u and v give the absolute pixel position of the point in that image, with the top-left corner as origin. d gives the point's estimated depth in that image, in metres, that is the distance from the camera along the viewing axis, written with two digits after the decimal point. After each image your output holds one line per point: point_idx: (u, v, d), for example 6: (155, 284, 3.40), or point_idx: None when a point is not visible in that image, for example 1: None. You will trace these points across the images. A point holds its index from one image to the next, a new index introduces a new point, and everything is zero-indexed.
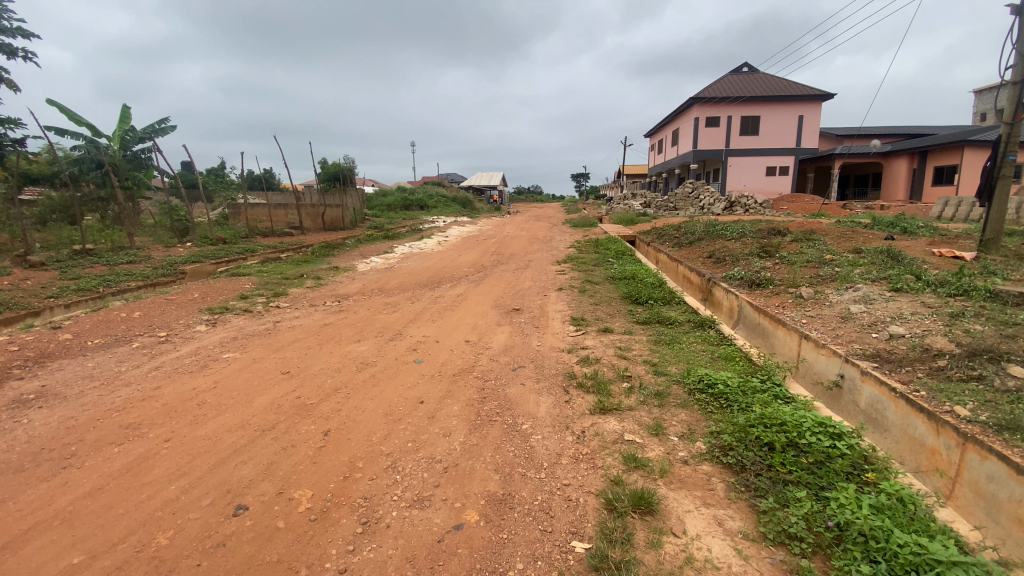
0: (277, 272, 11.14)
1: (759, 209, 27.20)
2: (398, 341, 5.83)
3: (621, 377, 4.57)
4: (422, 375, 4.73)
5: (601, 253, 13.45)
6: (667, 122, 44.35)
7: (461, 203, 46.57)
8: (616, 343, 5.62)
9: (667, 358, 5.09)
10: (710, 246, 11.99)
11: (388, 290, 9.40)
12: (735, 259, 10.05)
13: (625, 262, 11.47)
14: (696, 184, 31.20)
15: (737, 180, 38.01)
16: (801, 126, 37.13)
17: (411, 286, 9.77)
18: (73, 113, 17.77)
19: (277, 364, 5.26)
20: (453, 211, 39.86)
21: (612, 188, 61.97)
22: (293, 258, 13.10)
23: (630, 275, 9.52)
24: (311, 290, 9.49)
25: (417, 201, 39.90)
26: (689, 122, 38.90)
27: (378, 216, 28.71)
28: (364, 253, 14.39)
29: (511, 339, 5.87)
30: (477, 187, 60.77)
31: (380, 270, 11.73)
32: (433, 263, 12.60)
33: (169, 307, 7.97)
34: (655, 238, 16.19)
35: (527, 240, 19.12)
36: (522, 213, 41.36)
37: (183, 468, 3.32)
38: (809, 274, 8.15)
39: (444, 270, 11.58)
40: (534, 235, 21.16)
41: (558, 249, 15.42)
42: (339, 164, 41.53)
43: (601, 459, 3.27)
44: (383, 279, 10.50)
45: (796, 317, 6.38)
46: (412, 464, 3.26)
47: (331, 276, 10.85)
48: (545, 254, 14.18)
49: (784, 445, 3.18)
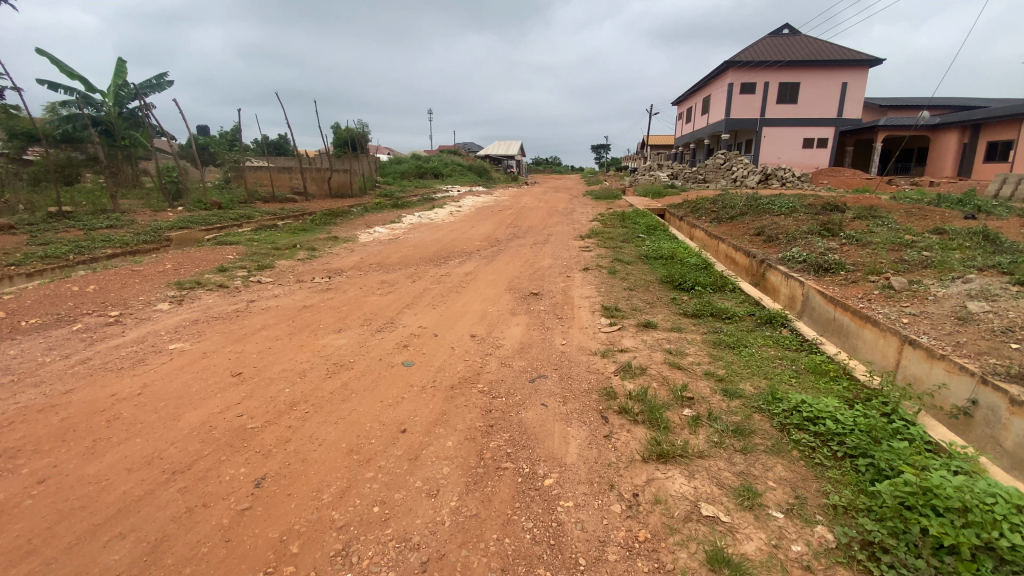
0: (269, 241, 10.01)
1: (797, 183, 25.31)
2: (387, 333, 4.63)
3: (680, 400, 3.33)
4: (409, 384, 3.54)
5: (630, 227, 12.07)
6: (697, 89, 41.77)
7: (478, 172, 44.92)
8: (666, 346, 4.35)
9: (736, 372, 3.83)
10: (757, 224, 10.53)
11: (388, 265, 8.20)
12: (791, 238, 8.62)
13: (659, 238, 10.09)
14: (728, 155, 29.23)
15: (772, 153, 35.73)
16: (843, 95, 34.56)
17: (415, 260, 8.56)
18: (65, 66, 16.71)
19: (229, 362, 4.10)
20: (468, 180, 38.32)
21: (635, 160, 59.52)
22: (290, 226, 11.95)
23: (668, 255, 8.18)
24: (301, 263, 8.34)
25: (432, 168, 38.48)
26: (722, 89, 36.46)
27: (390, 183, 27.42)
28: (369, 222, 13.21)
29: (528, 334, 4.64)
30: (494, 156, 58.82)
31: (383, 241, 10.52)
32: (443, 235, 11.34)
33: (133, 279, 6.87)
34: (688, 212, 14.70)
35: (546, 212, 17.72)
36: (541, 184, 39.69)
37: (34, 542, 2.21)
38: (890, 258, 6.73)
39: (454, 243, 10.33)
40: (553, 207, 19.77)
41: (580, 223, 14.02)
42: (351, 130, 40.00)
43: (671, 557, 2.07)
44: (385, 252, 9.30)
45: (891, 315, 5.04)
46: (374, 551, 2.10)
47: (327, 247, 9.69)
48: (566, 228, 12.85)
49: (977, 552, 1.95)
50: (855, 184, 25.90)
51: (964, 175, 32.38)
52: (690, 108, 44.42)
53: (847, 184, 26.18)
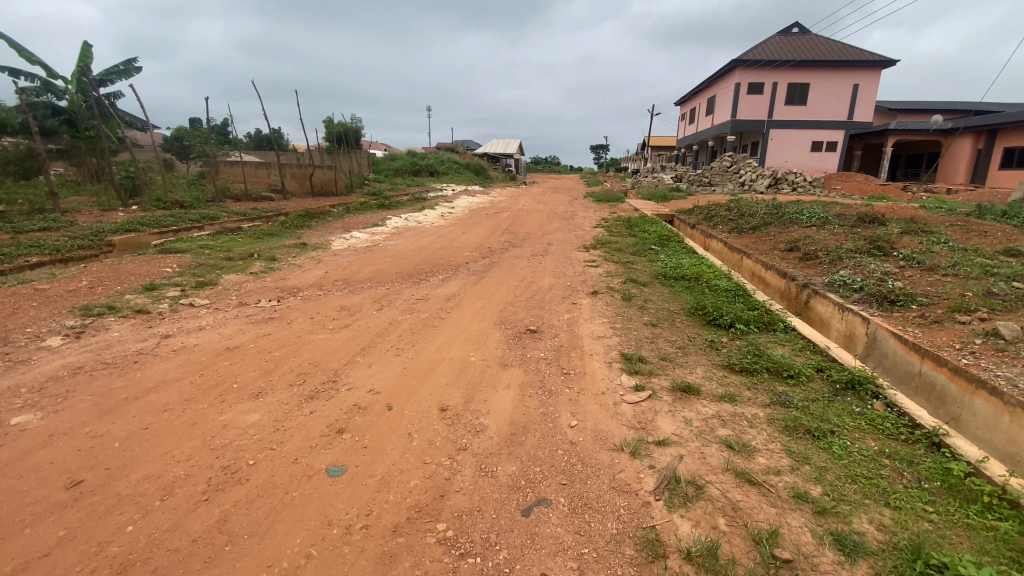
0: (224, 248, 8.64)
1: (809, 188, 24.13)
2: (322, 404, 3.26)
3: (774, 569, 2.01)
4: (328, 523, 2.18)
5: (639, 237, 10.76)
6: (702, 89, 40.47)
7: (474, 170, 43.49)
8: (721, 436, 3.00)
9: (841, 495, 2.51)
10: (786, 237, 9.22)
11: (357, 282, 6.85)
12: (835, 257, 7.32)
13: (675, 252, 8.77)
14: (735, 158, 27.95)
15: (779, 156, 34.47)
16: (854, 97, 33.36)
17: (391, 276, 7.20)
18: (21, 49, 15.27)
19: (76, 457, 2.74)
20: (464, 179, 36.93)
21: (635, 161, 58.27)
22: (256, 230, 10.56)
23: (692, 276, 6.84)
24: (252, 277, 6.97)
25: (427, 166, 37.10)
26: (729, 89, 35.14)
27: (380, 181, 26.00)
28: (348, 225, 11.85)
29: (523, 405, 3.30)
30: (492, 155, 57.35)
31: (359, 250, 9.14)
32: (428, 242, 9.97)
33: (30, 301, 5.48)
34: (701, 219, 13.41)
35: (544, 215, 16.38)
36: (540, 184, 38.33)
37: None
38: (974, 290, 5.43)
39: (440, 252, 8.99)
40: (553, 210, 18.41)
41: (583, 230, 12.70)
42: (344, 125, 38.56)
43: None
44: (357, 263, 7.93)
45: (1014, 379, 3.72)
46: None
47: (291, 257, 8.32)
48: (568, 235, 11.52)
49: None
50: (869, 190, 24.69)
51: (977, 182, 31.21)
52: (694, 108, 43.09)
53: (861, 189, 24.95)
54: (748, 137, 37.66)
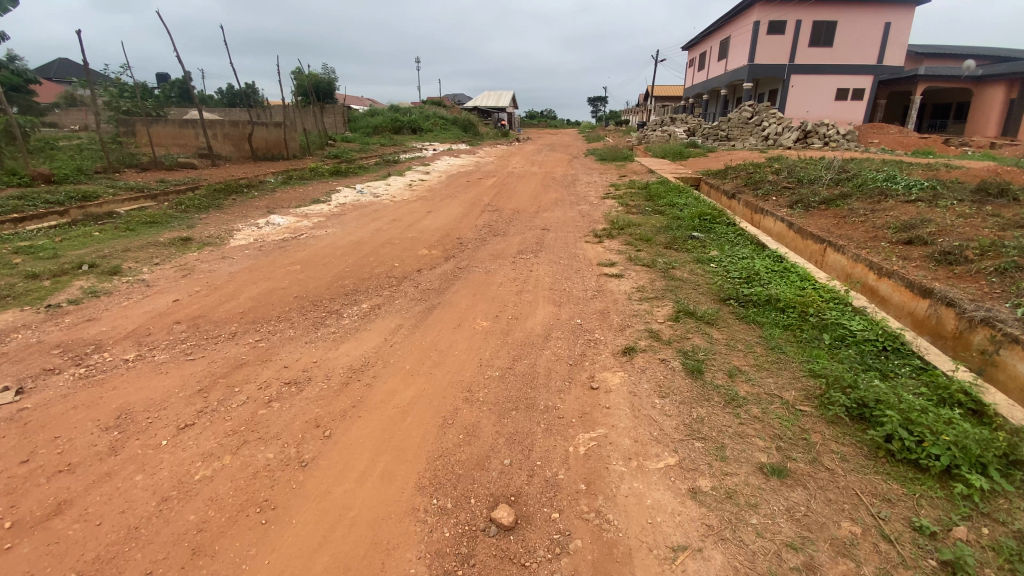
0: (52, 249, 5.72)
1: (842, 142, 20.99)
2: None
3: None
4: None
5: (668, 215, 7.86)
6: (715, 31, 36.37)
7: (463, 127, 39.67)
8: None
9: None
10: (888, 222, 6.36)
11: (218, 322, 4.02)
12: (1010, 266, 4.49)
13: (732, 247, 5.94)
14: (755, 108, 24.56)
15: (800, 105, 30.91)
16: (887, 36, 29.57)
17: (285, 304, 4.37)
18: None
19: None
20: (451, 136, 33.36)
21: (637, 113, 54.15)
22: (136, 214, 7.59)
23: (788, 306, 4.04)
24: (40, 315, 4.10)
25: (408, 122, 33.46)
26: (745, 29, 31.20)
27: (351, 140, 22.65)
28: (278, 203, 8.90)
29: None
30: (483, 109, 53.08)
31: (267, 246, 6.26)
32: (374, 228, 7.07)
33: None
34: (740, 187, 10.48)
35: (539, 182, 13.37)
36: (536, 142, 34.85)
37: None
38: None
39: (386, 248, 6.13)
40: (549, 174, 15.35)
41: (589, 204, 9.79)
42: (316, 76, 34.66)
43: None
44: (244, 275, 5.08)
45: None
46: None
47: (149, 265, 5.42)
48: (571, 214, 8.63)
49: None
50: (910, 144, 21.50)
51: (1013, 134, 27.99)
52: (705, 53, 38.98)
53: (900, 143, 21.74)
54: (765, 84, 33.97)
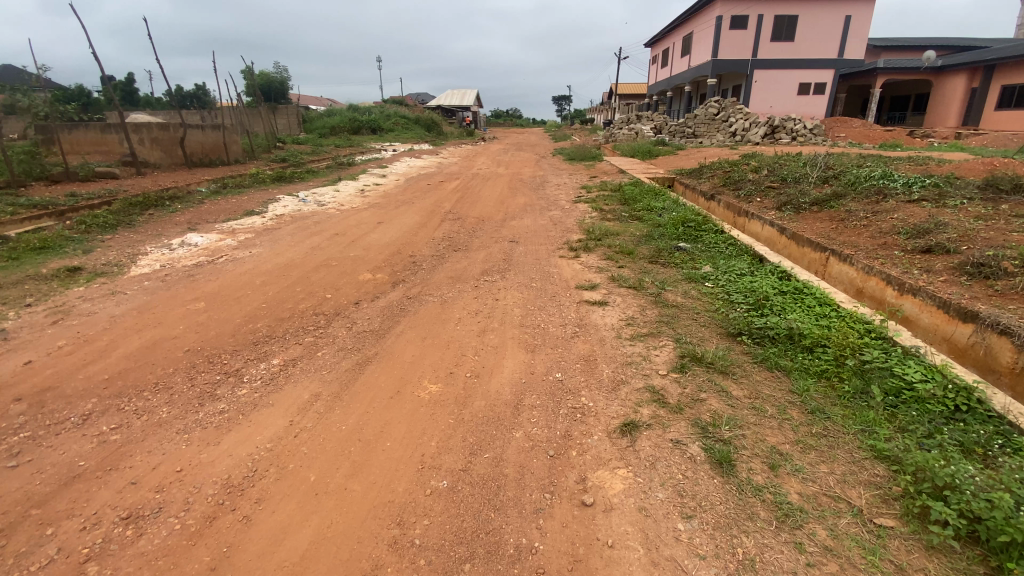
0: None
1: (809, 137, 20.81)
2: None
3: None
4: None
5: (648, 222, 7.07)
6: (678, 26, 36.15)
7: (426, 126, 38.38)
8: None
9: None
10: (896, 226, 5.67)
11: (69, 398, 2.94)
12: None
13: (727, 261, 5.16)
14: (721, 103, 24.23)
15: (764, 100, 30.93)
16: (846, 31, 29.84)
17: (173, 363, 3.32)
18: None
19: None
20: (413, 136, 32.09)
21: (602, 110, 53.90)
22: (21, 235, 6.31)
23: (817, 346, 3.23)
24: None
25: (368, 123, 32.04)
26: (708, 24, 30.96)
27: (303, 142, 21.19)
28: (204, 217, 7.71)
29: None
30: (446, 108, 51.76)
31: (175, 275, 5.14)
32: (311, 247, 6.00)
33: None
34: (718, 186, 9.80)
35: (505, 184, 12.44)
36: (501, 141, 33.93)
37: None
38: None
39: (321, 272, 5.08)
40: (516, 175, 14.43)
41: (559, 209, 8.92)
42: (268, 75, 32.87)
43: None
44: (130, 320, 3.98)
45: None
46: None
47: (10, 308, 4.26)
48: (540, 222, 7.74)
49: None
50: (876, 137, 21.43)
51: (972, 124, 28.44)
52: (668, 49, 38.78)
53: (866, 136, 21.66)
54: (728, 80, 33.93)
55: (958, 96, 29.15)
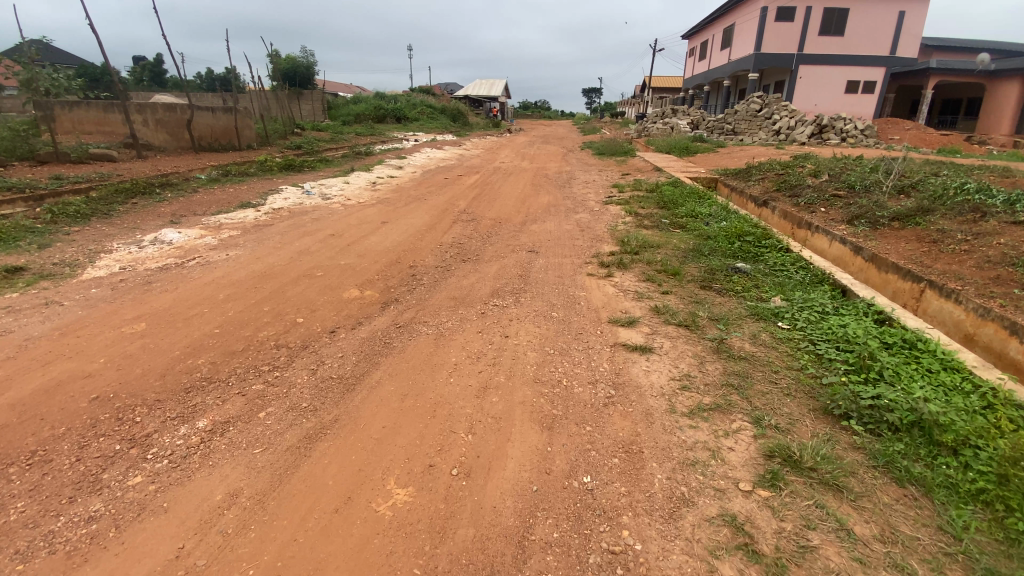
0: None
1: (860, 139, 19.25)
2: None
3: None
4: None
5: (692, 233, 6.03)
6: (718, 18, 34.42)
7: (452, 115, 37.51)
8: None
9: None
10: (1012, 253, 4.53)
11: None
12: None
13: (800, 292, 4.11)
14: (764, 100, 22.72)
15: (808, 98, 29.13)
16: (902, 26, 27.82)
17: (69, 419, 2.50)
18: None
19: None
20: (438, 126, 31.28)
21: (634, 104, 52.24)
22: None
23: (971, 449, 2.21)
24: None
25: (393, 111, 31.33)
26: (752, 15, 29.24)
27: (323, 129, 20.52)
28: (192, 209, 6.96)
29: None
30: (474, 98, 50.82)
31: (132, 282, 4.36)
32: (298, 250, 5.15)
33: None
34: (770, 191, 8.66)
35: (529, 180, 11.47)
36: (528, 133, 32.87)
37: None
38: None
39: (300, 285, 4.21)
40: (542, 170, 13.42)
41: (589, 212, 7.92)
42: (294, 59, 32.39)
43: None
44: (47, 345, 3.18)
45: None
46: None
47: None
48: (567, 227, 6.77)
49: None
50: (934, 141, 19.73)
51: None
52: (706, 42, 37.03)
53: (923, 139, 19.94)
54: (770, 75, 32.14)
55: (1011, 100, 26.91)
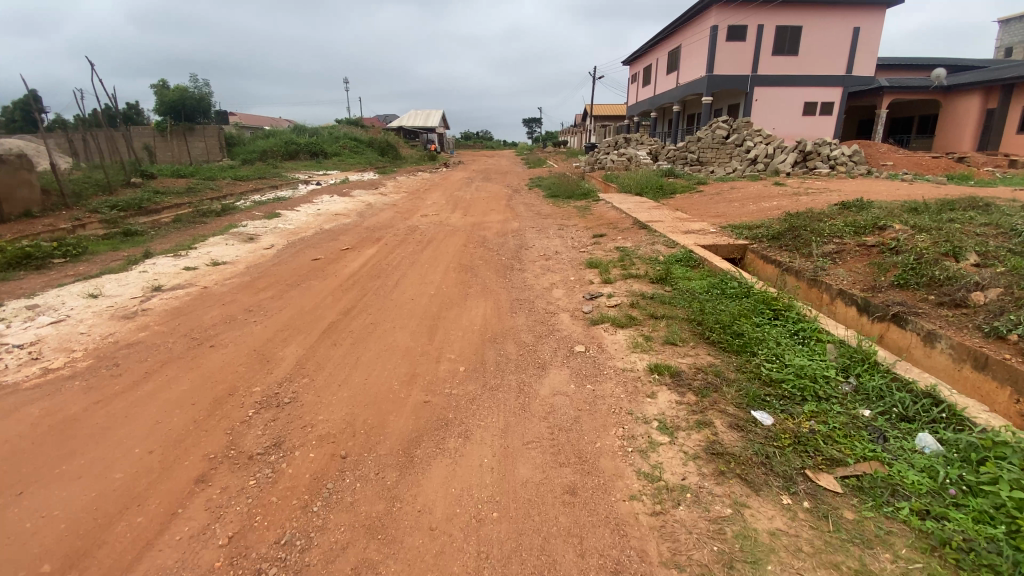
0: None
1: (854, 168, 16.34)
2: None
3: None
4: None
5: (917, 541, 1.96)
6: (663, 41, 32.10)
7: (380, 149, 33.00)
8: None
9: None
10: None
11: None
12: None
13: None
14: (732, 124, 19.74)
15: (766, 121, 26.81)
16: (855, 44, 25.96)
17: None
18: None
19: None
20: (361, 162, 26.79)
21: (578, 132, 49.82)
22: None
23: None
24: None
25: (305, 146, 26.56)
26: (700, 36, 26.75)
27: (192, 173, 15.61)
28: None
29: None
30: (409, 129, 46.68)
31: None
32: None
33: None
34: (874, 284, 4.79)
35: (454, 256, 7.26)
36: (466, 167, 28.92)
37: None
38: None
39: None
40: (479, 231, 9.24)
41: (561, 361, 3.70)
42: (184, 89, 27.29)
43: None
44: None
45: None
46: None
47: None
48: (513, 462, 2.51)
49: None
50: (933, 166, 17.14)
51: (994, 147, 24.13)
52: (650, 67, 34.76)
53: (920, 165, 17.34)
54: (723, 99, 29.92)
55: (971, 116, 24.85)
